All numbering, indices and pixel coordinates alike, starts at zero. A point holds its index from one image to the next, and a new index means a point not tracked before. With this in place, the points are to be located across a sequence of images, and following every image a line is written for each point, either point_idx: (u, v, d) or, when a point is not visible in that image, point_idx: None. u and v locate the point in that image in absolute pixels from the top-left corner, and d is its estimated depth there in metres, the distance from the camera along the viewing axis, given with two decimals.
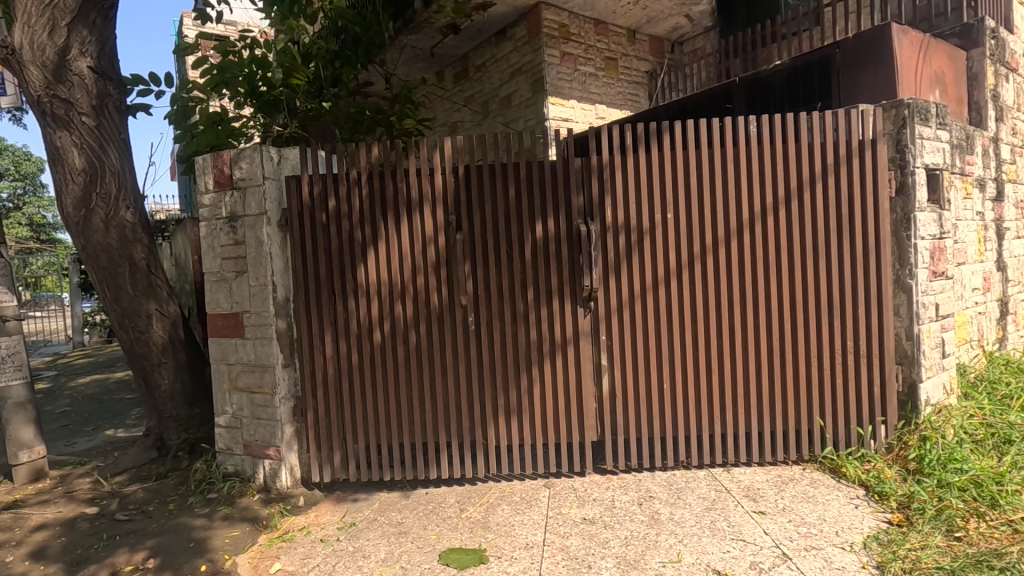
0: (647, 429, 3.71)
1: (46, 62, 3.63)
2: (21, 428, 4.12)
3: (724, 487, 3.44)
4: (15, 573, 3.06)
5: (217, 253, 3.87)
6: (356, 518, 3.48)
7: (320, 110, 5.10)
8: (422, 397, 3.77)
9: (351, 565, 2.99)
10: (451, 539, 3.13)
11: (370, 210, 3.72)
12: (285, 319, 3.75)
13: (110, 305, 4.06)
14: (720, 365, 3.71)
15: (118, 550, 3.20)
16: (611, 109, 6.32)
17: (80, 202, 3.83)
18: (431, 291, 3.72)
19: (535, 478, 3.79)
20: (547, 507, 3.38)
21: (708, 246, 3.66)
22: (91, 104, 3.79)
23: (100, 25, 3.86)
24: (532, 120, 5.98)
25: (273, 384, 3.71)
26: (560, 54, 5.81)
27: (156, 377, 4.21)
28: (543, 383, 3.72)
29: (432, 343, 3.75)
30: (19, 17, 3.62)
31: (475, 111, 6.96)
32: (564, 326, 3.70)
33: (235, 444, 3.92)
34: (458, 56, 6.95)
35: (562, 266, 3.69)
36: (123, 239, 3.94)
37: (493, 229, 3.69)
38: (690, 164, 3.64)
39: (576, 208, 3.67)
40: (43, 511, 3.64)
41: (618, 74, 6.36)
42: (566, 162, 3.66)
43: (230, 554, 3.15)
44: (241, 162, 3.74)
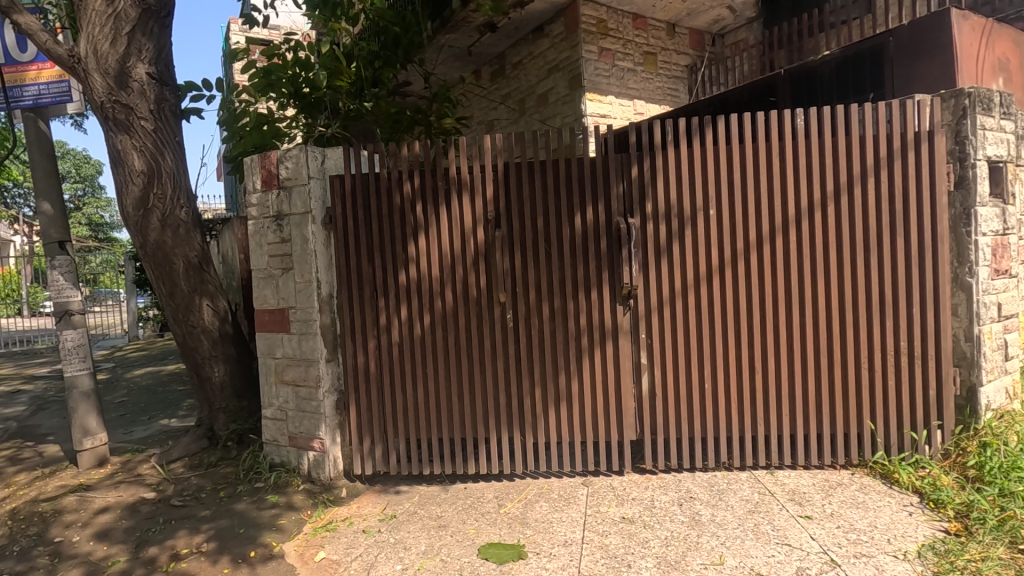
0: (688, 428, 3.66)
1: (108, 70, 3.82)
2: (87, 416, 4.38)
3: (768, 490, 3.36)
4: (82, 552, 3.25)
5: (264, 250, 4.00)
6: (397, 510, 3.56)
7: (361, 110, 5.17)
8: (461, 392, 3.81)
9: (393, 556, 3.05)
10: (490, 534, 3.16)
11: (411, 208, 3.79)
12: (329, 314, 3.85)
13: (165, 300, 4.24)
14: (764, 366, 3.62)
15: (176, 534, 3.36)
16: (650, 105, 6.23)
17: (138, 202, 4.01)
18: (471, 289, 3.76)
19: (573, 475, 3.78)
20: (585, 505, 3.38)
21: (752, 242, 3.57)
22: (149, 109, 3.98)
23: (157, 32, 4.05)
24: (569, 117, 5.95)
25: (317, 378, 3.82)
26: (598, 50, 5.76)
27: (207, 370, 4.38)
28: (582, 381, 3.71)
29: (470, 337, 3.78)
30: (86, 28, 3.82)
31: (511, 109, 6.97)
32: (604, 323, 3.67)
33: (280, 435, 4.05)
34: (495, 54, 6.97)
35: (602, 262, 3.66)
36: (177, 238, 4.12)
37: (533, 225, 3.70)
38: (733, 159, 3.56)
39: (616, 204, 3.63)
40: (106, 495, 3.85)
41: (657, 68, 6.26)
42: (605, 159, 3.63)
43: (278, 541, 3.28)
44: (288, 162, 3.86)
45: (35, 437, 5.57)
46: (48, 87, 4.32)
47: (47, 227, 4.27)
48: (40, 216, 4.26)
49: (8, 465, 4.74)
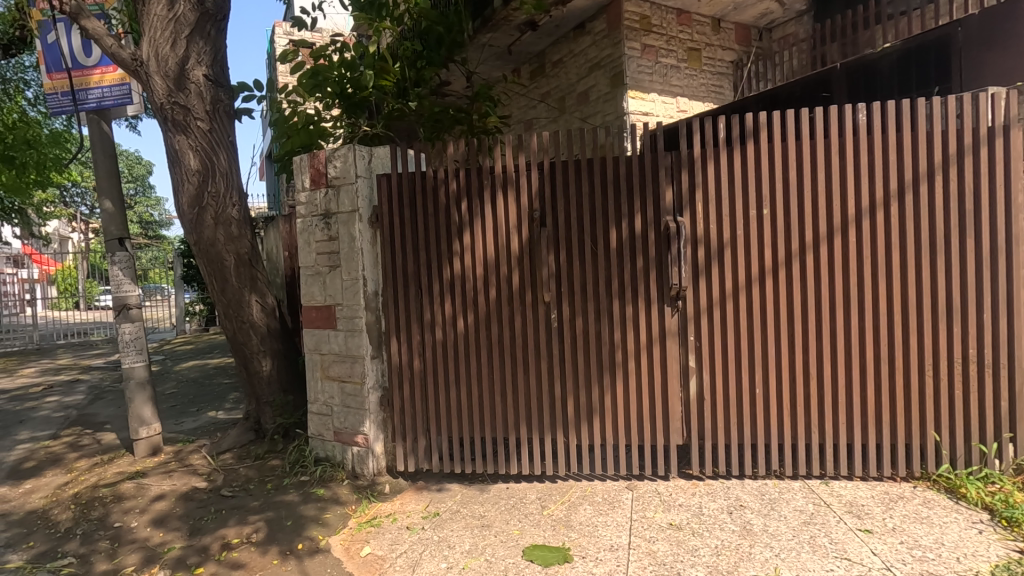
0: (737, 434, 3.55)
1: (168, 72, 3.96)
2: (142, 406, 4.55)
3: (823, 501, 3.22)
4: (140, 537, 3.37)
5: (313, 248, 4.08)
6: (440, 508, 3.57)
7: (404, 110, 5.22)
8: (505, 392, 3.80)
9: (437, 554, 3.05)
10: (534, 535, 3.13)
11: (456, 206, 3.80)
12: (374, 312, 3.89)
13: (217, 295, 4.37)
14: (820, 371, 3.47)
15: (226, 524, 3.45)
16: (694, 102, 6.09)
17: (193, 200, 4.13)
18: (515, 288, 3.73)
19: (618, 479, 3.72)
20: (630, 509, 3.31)
21: (807, 243, 3.43)
22: (205, 109, 4.10)
23: (214, 35, 4.17)
24: (611, 116, 5.87)
25: (363, 374, 3.87)
26: (641, 47, 5.66)
27: (256, 364, 4.48)
28: (627, 384, 3.65)
29: (514, 337, 3.77)
30: (148, 33, 3.97)
31: (551, 107, 6.91)
32: (651, 325, 3.59)
33: (325, 430, 4.12)
34: (535, 52, 6.91)
35: (649, 262, 3.58)
36: (229, 235, 4.23)
37: (578, 224, 3.66)
38: (789, 157, 3.43)
39: (665, 203, 3.55)
40: (161, 483, 3.99)
41: (701, 64, 6.11)
42: (654, 157, 3.55)
43: (325, 535, 3.33)
44: (336, 161, 3.92)
45: (93, 425, 5.83)
46: (112, 90, 4.45)
47: (108, 223, 4.47)
48: (103, 214, 4.45)
49: (70, 452, 4.98)
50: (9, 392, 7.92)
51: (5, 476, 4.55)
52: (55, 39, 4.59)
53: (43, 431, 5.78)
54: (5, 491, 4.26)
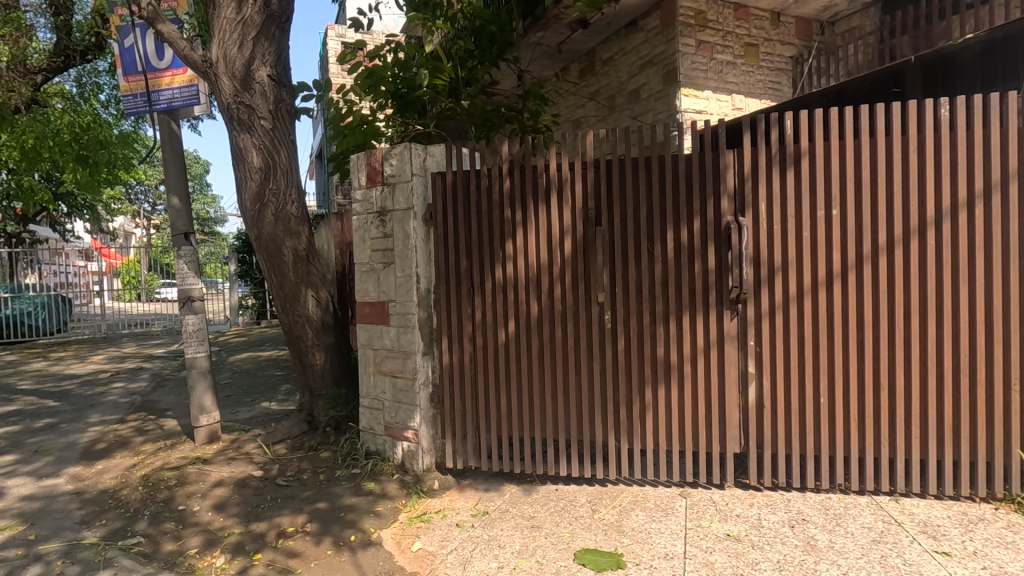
0: (798, 445, 3.40)
1: (235, 73, 4.10)
2: (203, 395, 4.73)
3: (894, 519, 3.04)
4: (202, 521, 3.50)
5: (368, 245, 4.15)
6: (489, 506, 3.57)
7: (456, 109, 5.24)
8: (555, 392, 3.76)
9: (488, 553, 3.05)
10: (585, 539, 3.08)
11: (510, 204, 3.79)
12: (426, 309, 3.93)
13: (274, 290, 4.49)
14: (891, 382, 3.28)
15: (282, 512, 3.55)
16: (750, 99, 5.88)
17: (255, 197, 4.27)
18: (568, 288, 3.68)
19: (670, 486, 3.63)
20: (685, 517, 3.22)
21: (880, 246, 3.25)
22: (269, 109, 4.23)
23: (278, 37, 4.29)
24: (663, 114, 5.74)
25: (414, 370, 3.90)
26: (696, 43, 5.51)
27: (310, 357, 4.59)
28: (682, 388, 3.54)
29: (566, 338, 3.72)
30: (217, 35, 4.12)
31: (600, 106, 6.80)
32: (709, 329, 3.48)
33: (376, 424, 4.18)
34: (585, 50, 6.82)
35: (708, 264, 3.46)
36: (288, 230, 4.35)
37: (634, 223, 3.58)
38: (860, 155, 3.25)
39: (726, 202, 3.42)
40: (220, 470, 4.14)
41: (759, 60, 5.89)
42: (715, 156, 3.43)
43: (377, 528, 3.37)
44: (392, 160, 3.97)
45: (156, 411, 6.12)
46: (182, 91, 4.65)
47: (176, 219, 4.69)
48: (170, 209, 4.67)
49: (136, 436, 5.23)
50: (81, 376, 8.44)
51: (78, 456, 4.82)
52: (131, 43, 4.83)
53: (111, 416, 6.10)
54: (79, 470, 4.51)
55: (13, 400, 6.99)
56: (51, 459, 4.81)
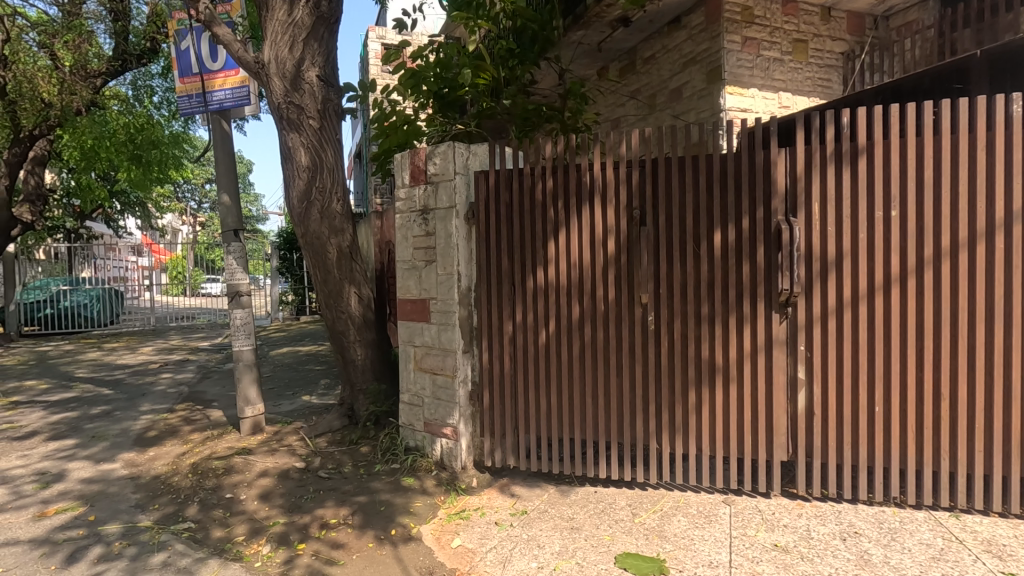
0: (851, 455, 3.27)
1: (286, 73, 4.22)
2: (249, 388, 4.87)
3: (955, 536, 2.90)
4: (248, 510, 3.61)
5: (410, 243, 4.21)
6: (528, 506, 3.55)
7: (496, 108, 5.23)
8: (596, 394, 3.72)
9: (528, 553, 3.04)
10: (626, 543, 3.04)
11: (553, 203, 3.77)
12: (467, 307, 3.96)
13: (319, 286, 4.59)
14: (953, 392, 3.11)
15: (325, 504, 3.63)
16: (798, 97, 5.70)
17: (302, 195, 4.37)
18: (611, 288, 3.65)
19: (713, 492, 3.55)
20: (729, 525, 3.13)
21: (943, 249, 3.09)
22: (317, 108, 4.33)
23: (326, 38, 4.38)
24: (705, 113, 5.61)
25: (454, 367, 3.93)
26: (742, 40, 5.36)
27: (351, 353, 4.67)
28: (728, 392, 3.46)
29: (608, 339, 3.69)
30: (269, 37, 4.24)
31: (640, 105, 6.69)
32: (757, 332, 3.38)
33: (415, 421, 4.22)
34: (625, 49, 6.72)
35: (757, 266, 3.36)
36: (333, 227, 4.44)
37: (680, 223, 3.51)
38: (922, 153, 3.10)
39: (777, 202, 3.32)
40: (265, 461, 4.26)
41: (808, 57, 5.70)
42: (766, 154, 3.33)
43: (417, 523, 3.41)
44: (436, 158, 4.01)
45: (203, 402, 6.35)
46: (233, 92, 4.80)
47: (226, 216, 4.85)
48: (221, 207, 4.83)
49: (184, 425, 5.43)
50: (132, 366, 8.82)
51: (132, 442, 5.04)
52: (188, 46, 5.02)
53: (161, 405, 6.35)
54: (133, 456, 4.71)
55: (71, 387, 7.36)
56: (107, 444, 5.03)
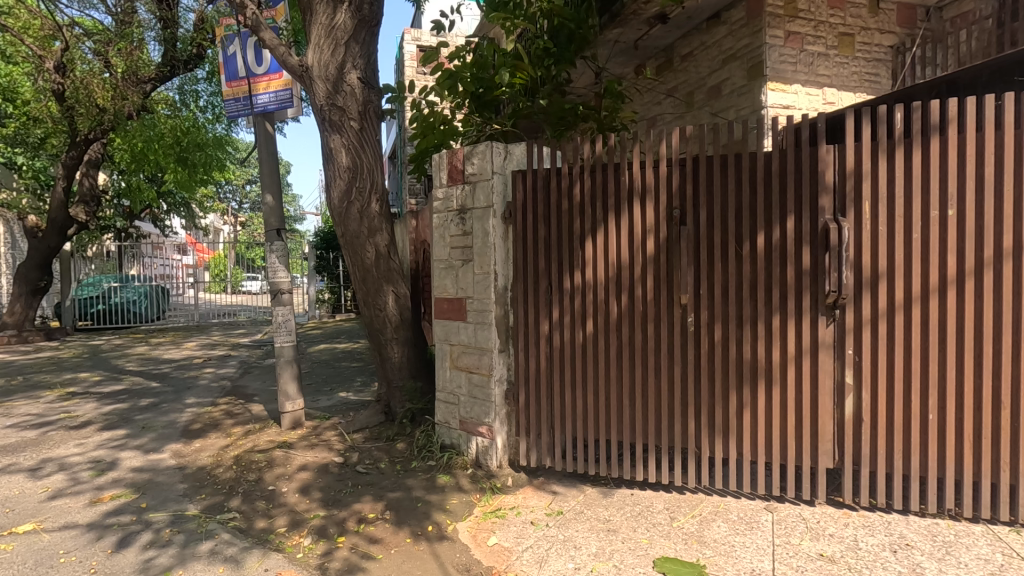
0: (902, 464, 3.14)
1: (329, 76, 4.32)
2: (289, 383, 5.00)
3: (1016, 552, 2.75)
4: (289, 502, 3.70)
5: (447, 242, 4.25)
6: (564, 506, 3.54)
7: (532, 107, 5.22)
8: (633, 395, 3.68)
9: (564, 553, 3.03)
10: (665, 547, 3.00)
11: (591, 203, 3.75)
12: (503, 306, 3.98)
13: (358, 284, 4.67)
14: (1015, 401, 2.95)
15: (362, 498, 3.70)
16: (844, 93, 5.50)
17: (343, 195, 4.46)
18: (649, 289, 3.60)
19: (754, 498, 3.47)
20: (772, 533, 3.06)
21: (1005, 251, 2.93)
22: (357, 110, 4.41)
23: (367, 41, 4.45)
24: (746, 110, 5.46)
25: (490, 366, 3.96)
26: (785, 34, 5.21)
27: (388, 351, 4.74)
28: (770, 396, 3.37)
29: (646, 340, 3.64)
30: (312, 41, 4.35)
31: (677, 103, 6.58)
32: (802, 335, 3.28)
33: (451, 419, 4.26)
34: (662, 46, 6.62)
35: (803, 267, 3.26)
36: (371, 226, 4.52)
37: (722, 223, 3.44)
38: (983, 150, 2.94)
39: (824, 201, 3.21)
40: (305, 455, 4.37)
41: (854, 51, 5.50)
42: (812, 151, 3.22)
43: (453, 521, 3.44)
44: (474, 158, 4.04)
45: (244, 396, 6.55)
46: (276, 95, 4.92)
47: (269, 216, 4.99)
48: (264, 207, 4.97)
49: (227, 418, 5.61)
50: (177, 361, 9.16)
51: (178, 434, 5.23)
52: (235, 52, 5.21)
53: (205, 398, 6.58)
54: (180, 447, 4.89)
55: (122, 380, 7.69)
56: (155, 435, 5.24)
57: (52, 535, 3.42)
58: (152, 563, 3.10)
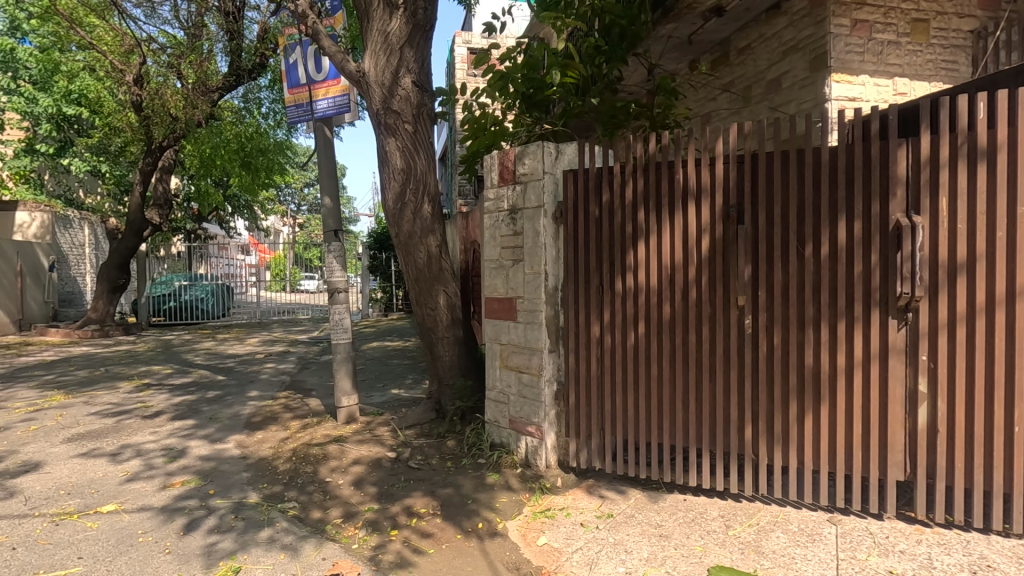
0: (984, 480, 2.91)
1: (384, 81, 4.44)
2: (344, 380, 5.17)
3: None
4: (344, 495, 3.83)
5: (498, 242, 4.28)
6: (614, 509, 3.50)
7: (585, 106, 5.18)
8: (687, 398, 3.59)
9: (615, 557, 2.99)
10: (720, 555, 2.91)
11: (643, 203, 3.69)
12: (554, 307, 3.98)
13: (410, 284, 4.77)
14: None
15: (414, 493, 3.78)
16: (917, 82, 5.16)
17: (397, 196, 4.57)
18: (705, 290, 3.51)
19: (816, 509, 3.32)
20: (836, 546, 2.91)
21: None
22: (411, 113, 4.50)
23: (421, 45, 4.53)
24: (808, 103, 5.21)
25: (540, 366, 3.97)
26: (851, 23, 4.94)
27: (439, 350, 4.82)
28: (835, 403, 3.20)
29: (700, 342, 3.55)
30: (369, 48, 4.49)
31: (734, 97, 6.37)
32: (870, 340, 3.10)
33: (501, 418, 4.28)
34: (718, 40, 6.41)
35: (871, 268, 3.09)
36: (423, 226, 4.60)
37: (782, 222, 3.31)
38: None
39: (895, 198, 3.02)
40: (359, 449, 4.51)
41: (929, 38, 5.16)
42: (883, 145, 3.04)
43: (502, 519, 3.46)
44: (525, 159, 4.05)
45: (302, 391, 6.82)
46: (335, 101, 5.12)
47: (327, 217, 5.18)
48: (323, 209, 5.17)
49: (286, 412, 5.87)
50: (241, 356, 9.66)
51: (242, 425, 5.51)
52: (296, 60, 5.42)
53: (266, 392, 6.90)
54: (243, 438, 5.15)
55: (191, 373, 8.18)
56: (221, 426, 5.54)
57: (131, 515, 3.67)
58: (216, 547, 3.27)
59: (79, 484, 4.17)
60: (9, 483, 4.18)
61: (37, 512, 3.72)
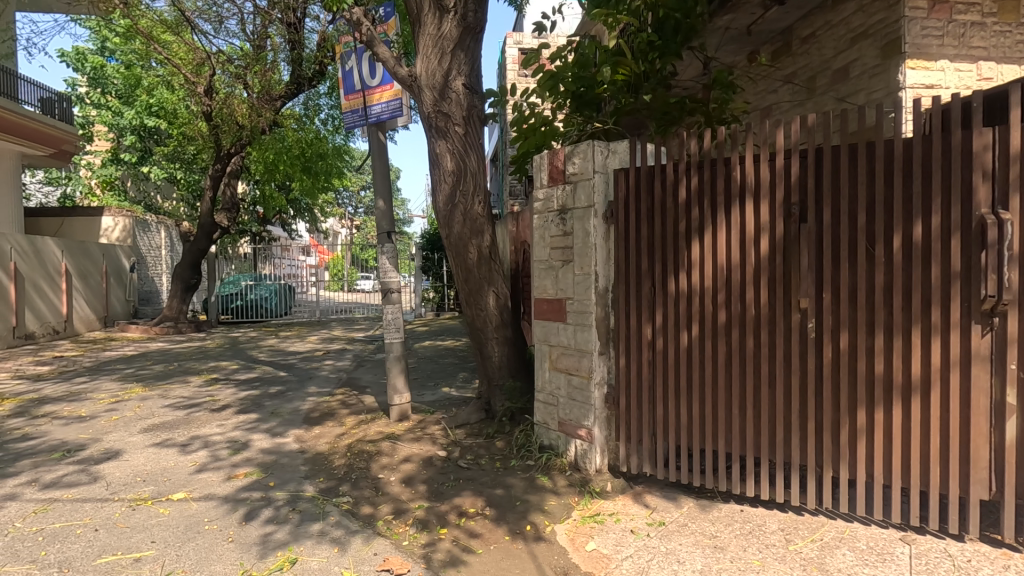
0: None
1: (436, 84, 4.50)
2: (397, 378, 5.28)
3: None
4: (395, 492, 3.90)
5: (547, 243, 4.26)
6: (666, 517, 3.40)
7: (637, 103, 5.07)
8: (744, 405, 3.44)
9: (667, 567, 2.90)
10: (779, 571, 2.77)
11: (697, 202, 3.56)
12: (604, 308, 3.93)
13: (461, 284, 4.81)
14: None
15: (462, 493, 3.82)
16: (1005, 66, 4.74)
17: (447, 198, 4.63)
18: (764, 292, 3.35)
19: (886, 527, 3.10)
20: (908, 567, 2.71)
21: None
22: (462, 115, 4.55)
23: (471, 47, 4.57)
24: (879, 92, 4.88)
25: (590, 368, 3.94)
26: (928, 4, 4.59)
27: (488, 350, 4.85)
28: (909, 415, 2.97)
29: (758, 346, 3.39)
30: (421, 52, 4.56)
31: (797, 89, 6.07)
32: (950, 347, 2.85)
33: (550, 419, 4.26)
34: (780, 29, 6.12)
35: (952, 268, 2.84)
36: (473, 227, 4.63)
37: (849, 219, 3.11)
38: None
39: (980, 192, 2.76)
40: (410, 447, 4.60)
41: (1018, 17, 4.72)
42: (965, 134, 2.79)
43: (551, 522, 3.43)
44: (575, 158, 4.01)
45: (358, 388, 7.03)
46: (388, 105, 5.23)
47: (381, 220, 5.31)
48: (377, 211, 5.31)
49: (342, 408, 6.06)
50: (301, 353, 10.06)
51: (301, 420, 5.73)
52: (351, 67, 5.58)
53: (324, 388, 7.15)
54: (302, 433, 5.35)
55: (255, 369, 8.60)
56: (282, 421, 5.78)
57: (198, 504, 3.89)
58: (272, 537, 3.42)
59: (153, 472, 4.46)
60: (92, 469, 4.51)
61: (117, 497, 4.00)
